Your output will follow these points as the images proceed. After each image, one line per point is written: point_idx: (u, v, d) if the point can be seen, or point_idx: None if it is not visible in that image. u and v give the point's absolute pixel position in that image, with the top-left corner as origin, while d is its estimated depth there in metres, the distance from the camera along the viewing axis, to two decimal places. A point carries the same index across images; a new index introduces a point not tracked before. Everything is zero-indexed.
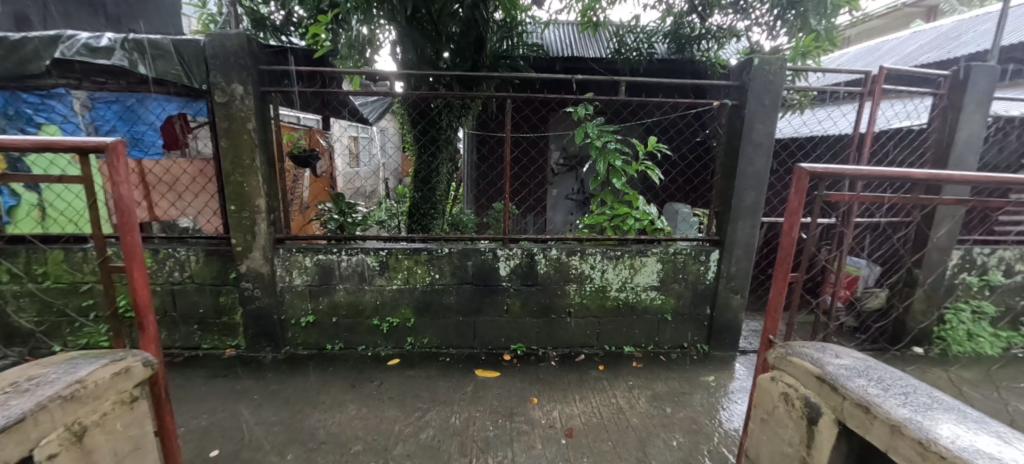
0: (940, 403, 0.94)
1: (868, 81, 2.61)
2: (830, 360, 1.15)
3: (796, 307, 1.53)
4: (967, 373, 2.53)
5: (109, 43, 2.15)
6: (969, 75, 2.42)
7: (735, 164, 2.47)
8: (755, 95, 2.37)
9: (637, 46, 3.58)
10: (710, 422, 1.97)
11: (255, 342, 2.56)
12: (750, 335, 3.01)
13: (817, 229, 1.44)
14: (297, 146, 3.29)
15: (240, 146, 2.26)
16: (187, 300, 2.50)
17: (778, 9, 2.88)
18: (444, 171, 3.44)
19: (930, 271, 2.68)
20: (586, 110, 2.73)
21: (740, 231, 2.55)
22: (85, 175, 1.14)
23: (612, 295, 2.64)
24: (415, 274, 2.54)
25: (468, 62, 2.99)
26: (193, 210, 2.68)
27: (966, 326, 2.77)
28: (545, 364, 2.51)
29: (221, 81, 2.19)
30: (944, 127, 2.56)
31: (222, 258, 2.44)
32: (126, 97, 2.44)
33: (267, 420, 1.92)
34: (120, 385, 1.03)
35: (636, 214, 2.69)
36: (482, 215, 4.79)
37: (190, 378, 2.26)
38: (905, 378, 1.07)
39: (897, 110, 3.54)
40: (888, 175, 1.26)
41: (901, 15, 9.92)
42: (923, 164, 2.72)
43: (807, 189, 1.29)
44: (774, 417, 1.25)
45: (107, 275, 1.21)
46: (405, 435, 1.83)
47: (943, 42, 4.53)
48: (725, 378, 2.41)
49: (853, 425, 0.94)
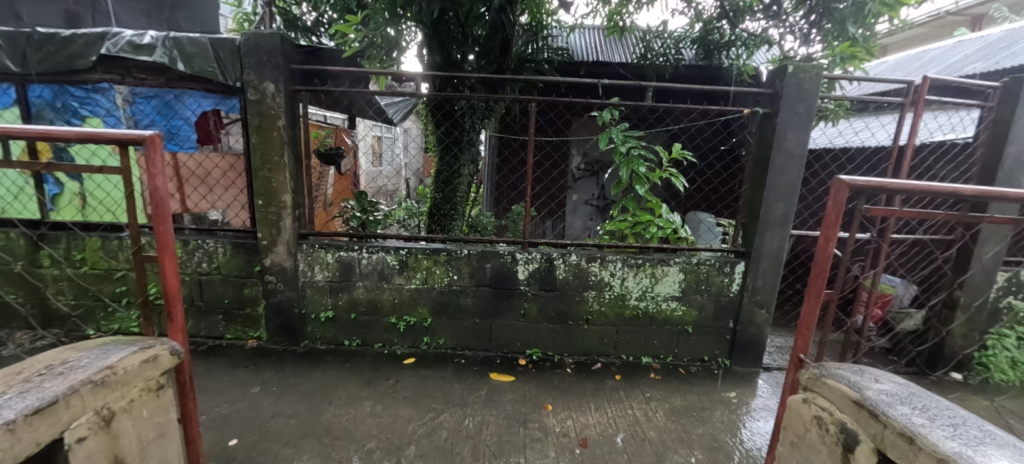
0: (993, 437, 0.86)
1: (910, 91, 2.47)
2: (870, 385, 1.09)
3: (830, 325, 1.44)
4: (1014, 404, 2.36)
5: (152, 41, 2.24)
6: (1021, 88, 2.27)
7: (765, 173, 2.38)
8: (789, 103, 2.28)
9: (664, 51, 3.52)
10: (731, 440, 1.90)
11: (276, 335, 2.61)
12: (775, 352, 2.89)
13: (854, 245, 1.36)
14: (324, 144, 3.36)
15: (270, 143, 2.32)
16: (213, 291, 2.57)
17: (814, 16, 2.80)
18: (466, 172, 3.45)
19: (974, 293, 2.51)
20: (612, 115, 2.66)
21: (767, 243, 2.46)
22: (124, 166, 1.17)
23: (631, 303, 2.58)
24: (434, 274, 2.54)
25: (494, 65, 2.93)
26: (223, 203, 2.77)
27: (1010, 353, 2.55)
28: (560, 372, 2.47)
29: (254, 79, 2.25)
30: (993, 141, 2.40)
31: (247, 252, 2.51)
32: (165, 92, 2.53)
33: (285, 412, 1.95)
34: (147, 372, 1.05)
35: (659, 222, 2.62)
36: (501, 217, 4.80)
37: (214, 367, 2.33)
38: (953, 407, 1.00)
39: (941, 123, 3.38)
40: (936, 190, 1.17)
41: (946, 24, 9.55)
42: (969, 181, 2.57)
43: (846, 202, 1.22)
44: (805, 442, 1.18)
45: (140, 264, 1.24)
46: (419, 435, 1.82)
47: (990, 52, 4.31)
48: (747, 395, 2.32)
49: (894, 455, 0.88)
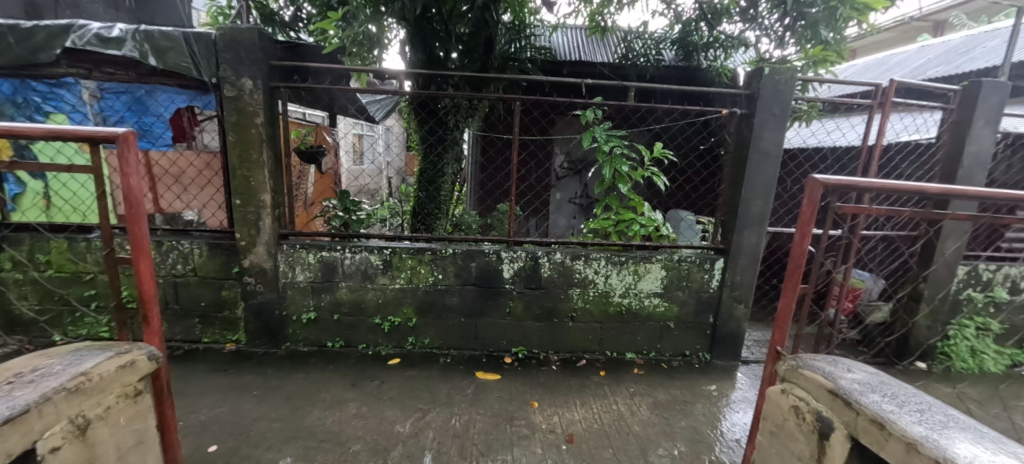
0: (956, 422, 0.92)
1: (878, 94, 2.57)
2: (843, 374, 1.14)
3: (805, 319, 1.49)
4: (973, 390, 2.50)
5: (121, 34, 2.14)
6: (980, 91, 2.40)
7: (742, 172, 2.45)
8: (765, 105, 2.35)
9: (645, 52, 3.60)
10: (712, 432, 1.96)
11: (255, 337, 2.54)
12: (753, 345, 2.99)
13: (828, 242, 1.41)
14: (305, 142, 3.29)
15: (248, 141, 2.25)
16: (189, 293, 2.49)
17: (788, 19, 2.88)
18: (451, 171, 3.43)
19: (937, 286, 2.65)
20: (595, 115, 2.68)
21: (745, 240, 2.53)
22: (94, 165, 1.12)
23: (615, 300, 2.62)
24: (418, 273, 2.52)
25: (478, 63, 2.93)
26: (198, 203, 2.68)
27: (970, 342, 2.75)
28: (546, 369, 2.49)
29: (231, 75, 2.18)
30: (954, 141, 2.54)
31: (225, 253, 2.43)
32: (135, 88, 2.41)
33: (267, 416, 1.90)
34: (125, 378, 1.01)
35: (641, 220, 2.68)
36: (485, 215, 4.75)
37: (191, 372, 2.25)
38: (919, 394, 1.05)
39: (906, 124, 3.55)
40: (903, 188, 1.23)
41: (911, 29, 10.04)
42: (932, 180, 2.70)
43: (820, 200, 1.26)
44: (784, 431, 1.23)
45: (113, 267, 1.19)
46: (405, 436, 1.81)
47: (951, 57, 4.55)
48: (727, 387, 2.39)
49: (867, 441, 0.92)
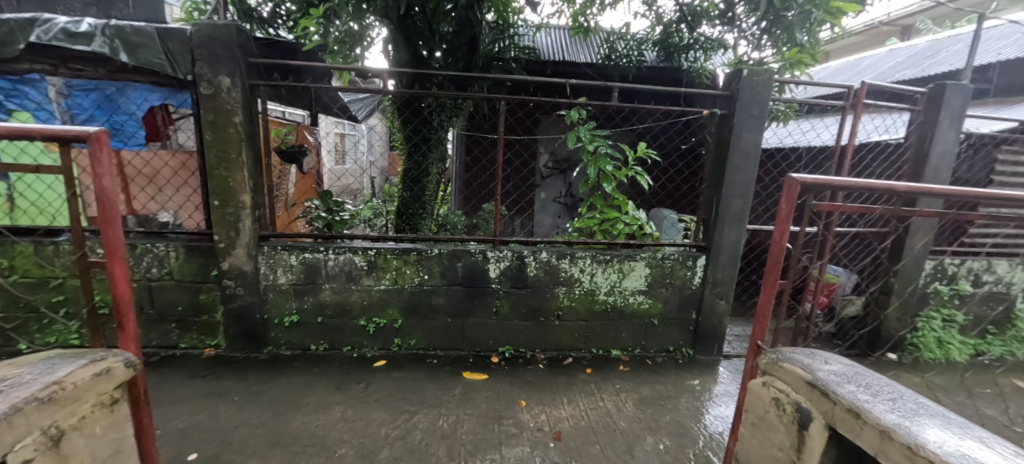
0: (926, 409, 0.96)
1: (850, 95, 2.68)
2: (821, 366, 1.18)
3: (783, 314, 1.54)
4: (940, 378, 2.63)
5: (89, 29, 2.05)
6: (945, 93, 2.52)
7: (723, 172, 2.51)
8: (744, 106, 2.42)
9: (627, 53, 3.70)
10: (695, 425, 2.00)
11: (235, 342, 2.47)
12: (735, 340, 3.08)
13: (805, 238, 1.46)
14: (285, 141, 3.22)
15: (225, 140, 2.19)
16: (166, 297, 2.41)
17: (765, 22, 2.96)
18: (436, 170, 3.41)
19: (906, 280, 2.78)
20: (579, 115, 2.71)
21: (726, 238, 2.60)
22: (65, 165, 1.07)
23: (601, 298, 2.65)
24: (404, 274, 2.50)
25: (462, 62, 2.90)
26: (174, 204, 2.58)
27: (937, 333, 2.89)
28: (533, 367, 2.51)
29: (208, 73, 2.11)
30: (920, 141, 2.66)
31: (203, 255, 2.36)
32: (105, 85, 2.32)
33: (249, 422, 1.86)
34: (100, 386, 0.97)
35: (625, 218, 2.71)
36: (470, 215, 4.72)
37: (168, 378, 2.18)
38: (892, 384, 1.10)
39: (877, 124, 3.72)
40: (875, 187, 1.28)
41: (880, 32, 10.45)
42: (900, 178, 2.83)
43: (797, 198, 1.31)
44: (765, 422, 1.27)
45: (86, 271, 1.14)
46: (392, 438, 1.79)
47: (918, 60, 4.76)
48: (710, 381, 2.45)
49: (843, 430, 0.96)
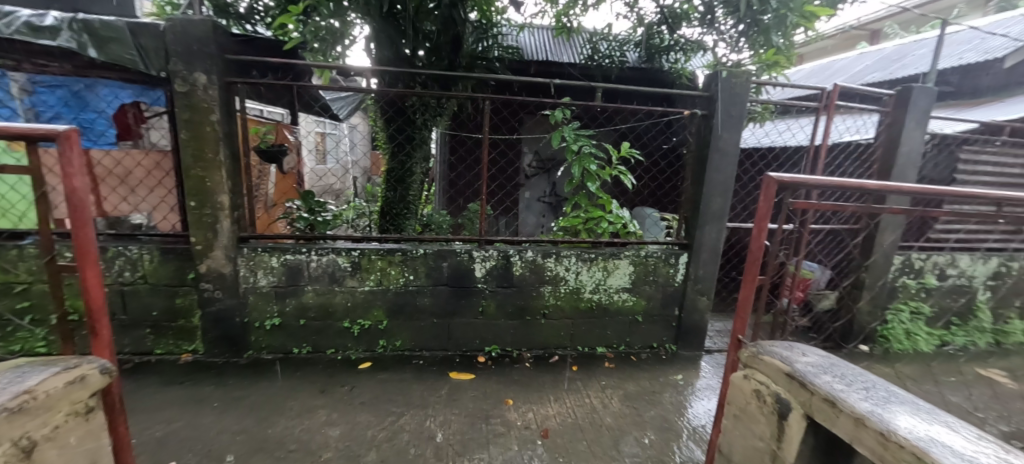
0: (896, 396, 1.01)
1: (823, 97, 2.77)
2: (799, 358, 1.23)
3: (762, 309, 1.59)
4: (908, 368, 2.76)
5: (55, 23, 1.97)
6: (911, 96, 2.64)
7: (704, 171, 2.57)
8: (723, 107, 2.48)
9: (609, 53, 3.76)
10: (679, 419, 2.05)
11: (214, 347, 2.40)
12: (716, 335, 3.16)
13: (781, 235, 1.51)
14: (265, 141, 3.14)
15: (202, 139, 2.12)
16: (139, 301, 2.32)
17: (742, 25, 3.04)
18: (419, 170, 3.38)
19: (876, 274, 2.90)
20: (564, 115, 2.72)
21: (707, 236, 2.66)
22: (32, 165, 1.02)
23: (586, 296, 2.68)
24: (388, 274, 2.47)
25: (445, 61, 2.93)
26: (147, 205, 2.45)
27: (905, 325, 3.03)
28: (519, 366, 2.52)
29: (183, 69, 2.04)
30: (889, 142, 2.78)
31: (179, 258, 2.29)
32: (73, 82, 2.22)
33: (230, 428, 1.81)
34: (74, 395, 0.93)
35: (609, 217, 2.75)
36: (455, 215, 4.70)
37: (142, 386, 2.10)
38: (865, 374, 1.15)
39: (848, 125, 3.87)
40: (847, 185, 1.33)
41: (851, 36, 10.87)
42: (870, 176, 2.95)
43: (775, 196, 1.35)
44: (746, 413, 1.31)
45: (55, 275, 1.09)
46: (379, 440, 1.78)
47: (886, 64, 4.97)
48: (692, 376, 2.51)
49: (820, 419, 1.00)
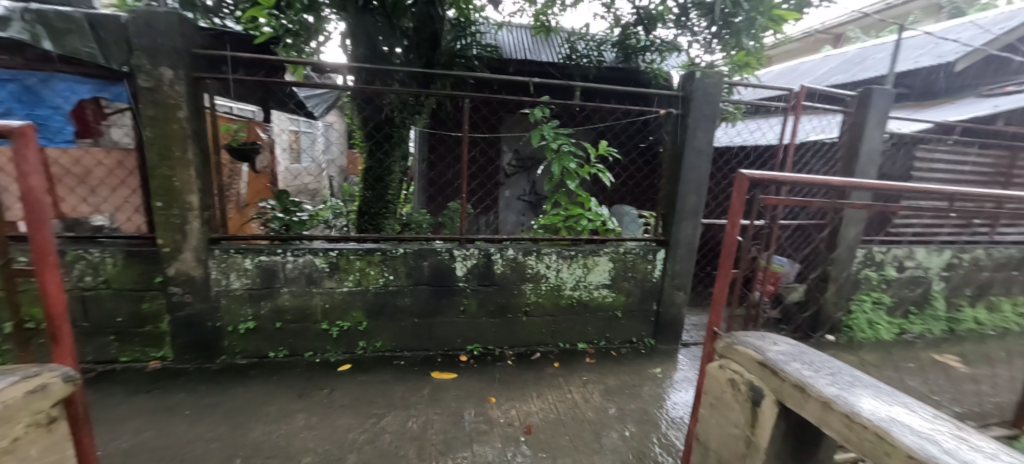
0: (860, 380, 1.08)
1: (791, 98, 2.89)
2: (770, 347, 1.29)
3: (736, 302, 1.65)
4: (870, 355, 2.92)
5: (5, 13, 1.84)
6: (871, 97, 2.79)
7: (679, 169, 2.64)
8: (697, 106, 2.56)
9: (587, 53, 3.84)
10: (658, 411, 2.10)
11: (185, 353, 2.31)
12: (692, 329, 3.26)
13: (753, 231, 1.57)
14: (236, 139, 3.04)
15: (169, 136, 2.03)
16: (102, 307, 2.21)
17: (715, 27, 3.14)
18: (398, 169, 3.34)
19: (841, 266, 3.05)
20: (543, 113, 2.74)
21: (683, 232, 2.74)
22: None
23: (566, 293, 2.71)
24: (367, 275, 2.43)
25: (423, 59, 2.86)
26: (110, 206, 2.31)
27: (867, 315, 3.21)
28: (502, 364, 2.53)
29: (147, 64, 1.95)
30: (851, 141, 2.93)
31: (145, 261, 2.19)
32: (25, 75, 2.04)
33: (204, 436, 1.75)
34: (35, 405, 0.89)
35: (589, 215, 2.79)
36: (435, 214, 4.65)
37: (107, 395, 2.00)
38: (831, 360, 1.22)
39: (814, 125, 4.06)
40: (812, 182, 1.40)
41: (816, 40, 11.37)
42: (835, 173, 3.10)
43: (747, 193, 1.40)
44: (722, 402, 1.36)
45: (10, 280, 1.03)
46: (360, 443, 1.75)
47: (848, 66, 5.22)
48: (670, 369, 2.58)
49: (791, 404, 1.06)
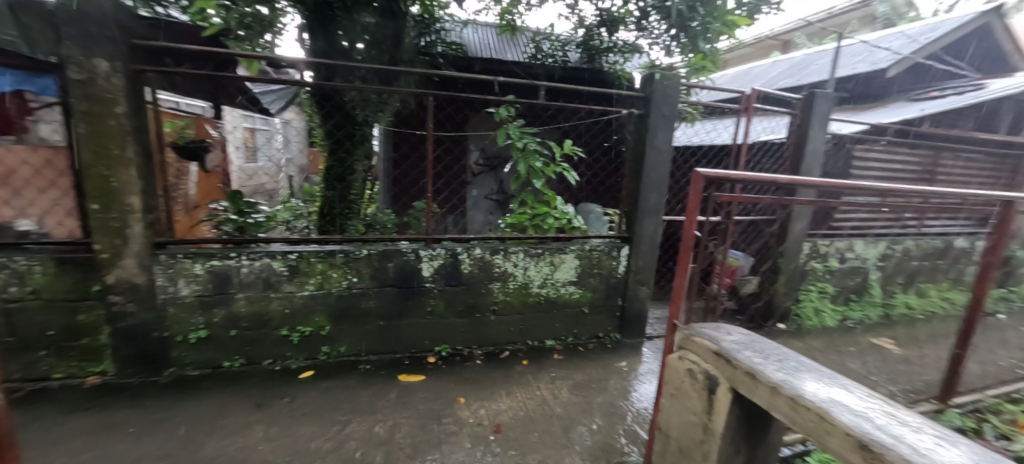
0: (804, 365, 1.17)
1: (744, 100, 3.05)
2: (725, 337, 1.36)
3: (693, 295, 1.73)
4: (816, 341, 3.15)
5: None
6: (813, 101, 3.01)
7: (641, 167, 2.73)
8: (657, 107, 2.65)
9: (552, 53, 3.90)
10: (623, 403, 2.18)
11: (128, 366, 2.16)
12: (656, 322, 3.39)
13: (709, 227, 1.65)
14: (183, 136, 2.86)
15: (105, 134, 1.88)
16: (29, 320, 2.02)
17: (673, 31, 3.26)
18: (361, 168, 3.25)
19: (790, 259, 3.26)
20: (507, 111, 2.75)
21: (646, 229, 2.84)
22: None
23: (534, 291, 2.74)
24: (330, 278, 2.36)
25: (386, 56, 2.72)
26: (38, 210, 2.11)
27: (814, 303, 3.46)
28: (471, 364, 2.53)
29: (78, 54, 1.79)
30: (797, 141, 3.13)
31: (80, 268, 2.02)
32: None
33: (151, 454, 1.64)
34: None
35: (555, 213, 2.84)
36: (401, 214, 4.56)
37: (37, 416, 1.84)
38: (778, 347, 1.31)
39: (764, 126, 4.32)
40: (760, 179, 1.48)
41: (767, 46, 12.09)
42: (784, 171, 3.30)
43: (702, 190, 1.48)
44: (681, 391, 1.43)
45: None
46: (324, 452, 1.70)
47: (795, 71, 5.58)
48: (635, 362, 2.68)
49: (743, 390, 1.12)
